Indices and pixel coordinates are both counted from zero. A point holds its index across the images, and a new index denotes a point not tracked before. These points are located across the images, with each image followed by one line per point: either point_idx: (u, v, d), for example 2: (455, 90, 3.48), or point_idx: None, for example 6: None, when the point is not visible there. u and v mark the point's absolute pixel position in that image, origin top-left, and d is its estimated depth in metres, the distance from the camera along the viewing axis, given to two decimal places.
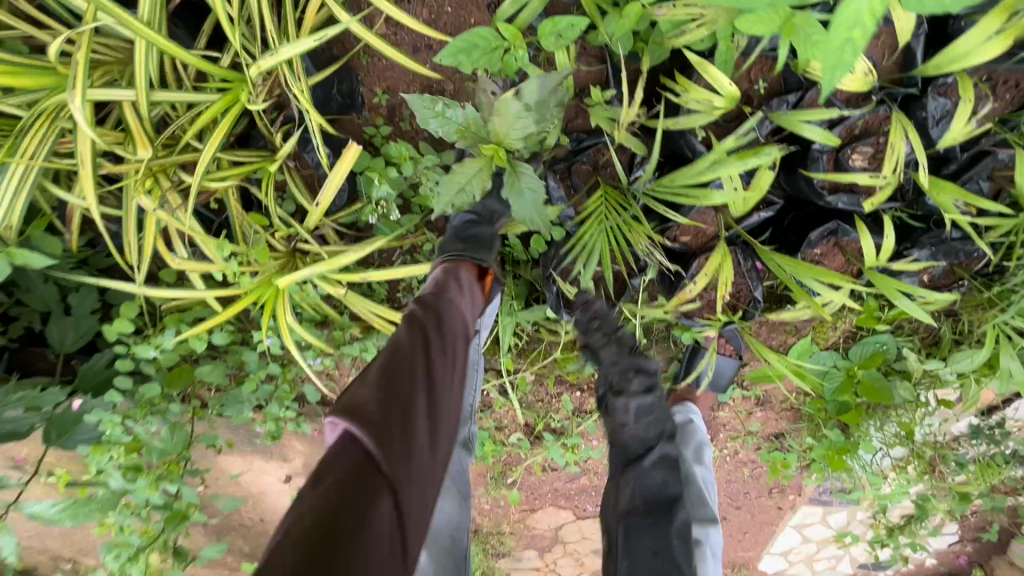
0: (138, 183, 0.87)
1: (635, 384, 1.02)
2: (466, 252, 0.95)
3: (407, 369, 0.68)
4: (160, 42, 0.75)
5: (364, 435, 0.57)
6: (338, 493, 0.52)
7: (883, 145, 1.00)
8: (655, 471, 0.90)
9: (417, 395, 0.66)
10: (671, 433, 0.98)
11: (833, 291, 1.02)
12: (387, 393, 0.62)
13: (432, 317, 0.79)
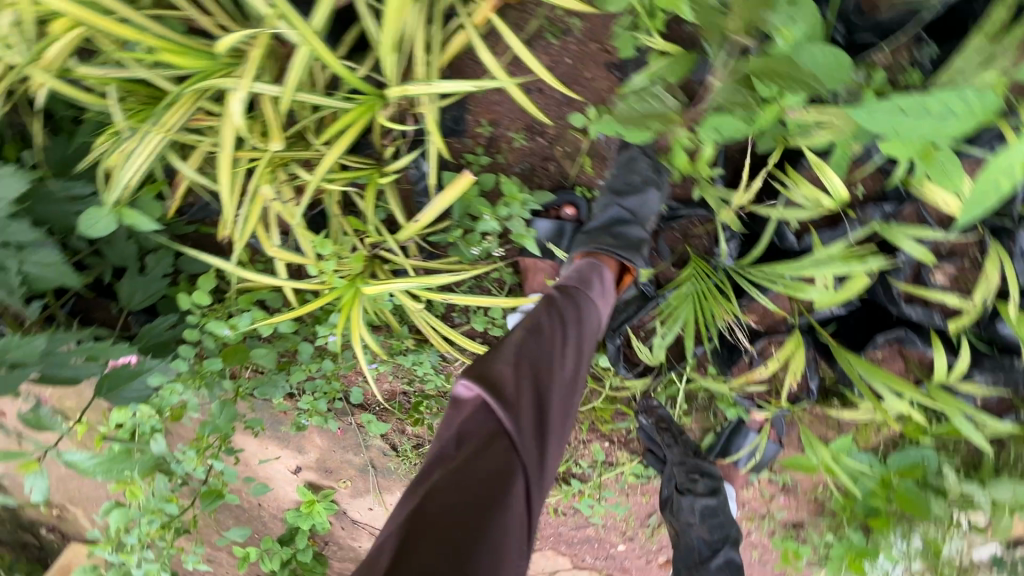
0: (264, 173, 0.92)
1: (701, 486, 1.17)
2: (613, 248, 0.96)
3: (544, 356, 0.77)
4: (326, 54, 0.80)
5: (503, 410, 0.68)
6: (482, 451, 0.66)
7: (968, 267, 1.02)
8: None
9: (550, 381, 0.76)
10: (736, 536, 1.17)
11: (900, 401, 1.02)
12: (523, 374, 0.73)
13: (568, 310, 0.84)
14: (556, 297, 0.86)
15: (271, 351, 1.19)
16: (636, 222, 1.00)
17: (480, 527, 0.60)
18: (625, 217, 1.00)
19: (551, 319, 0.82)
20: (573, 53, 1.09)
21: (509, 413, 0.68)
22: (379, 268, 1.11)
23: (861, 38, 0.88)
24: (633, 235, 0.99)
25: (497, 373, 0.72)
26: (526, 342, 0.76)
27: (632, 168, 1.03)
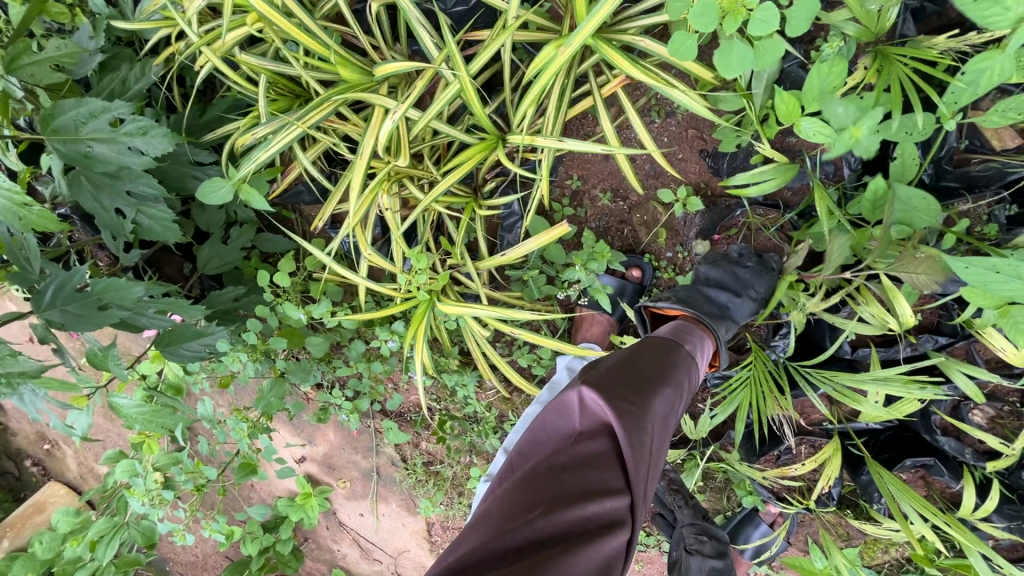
0: (383, 183, 1.00)
1: (708, 547, 1.03)
2: (707, 319, 0.96)
3: (669, 398, 0.77)
4: (475, 97, 0.89)
5: (633, 448, 0.67)
6: (603, 480, 0.66)
7: (1005, 412, 1.07)
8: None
9: (669, 425, 0.76)
10: None
11: (926, 527, 1.05)
12: (654, 413, 0.72)
13: (685, 365, 0.83)
14: (674, 349, 0.85)
15: (327, 341, 1.23)
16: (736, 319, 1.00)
17: (595, 563, 0.61)
18: (730, 310, 1.00)
19: (673, 367, 0.81)
20: (673, 134, 1.18)
21: (637, 451, 0.68)
22: (451, 287, 1.17)
23: (947, 184, 0.96)
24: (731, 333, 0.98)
25: (631, 405, 0.71)
26: (655, 388, 0.75)
27: (758, 277, 1.04)
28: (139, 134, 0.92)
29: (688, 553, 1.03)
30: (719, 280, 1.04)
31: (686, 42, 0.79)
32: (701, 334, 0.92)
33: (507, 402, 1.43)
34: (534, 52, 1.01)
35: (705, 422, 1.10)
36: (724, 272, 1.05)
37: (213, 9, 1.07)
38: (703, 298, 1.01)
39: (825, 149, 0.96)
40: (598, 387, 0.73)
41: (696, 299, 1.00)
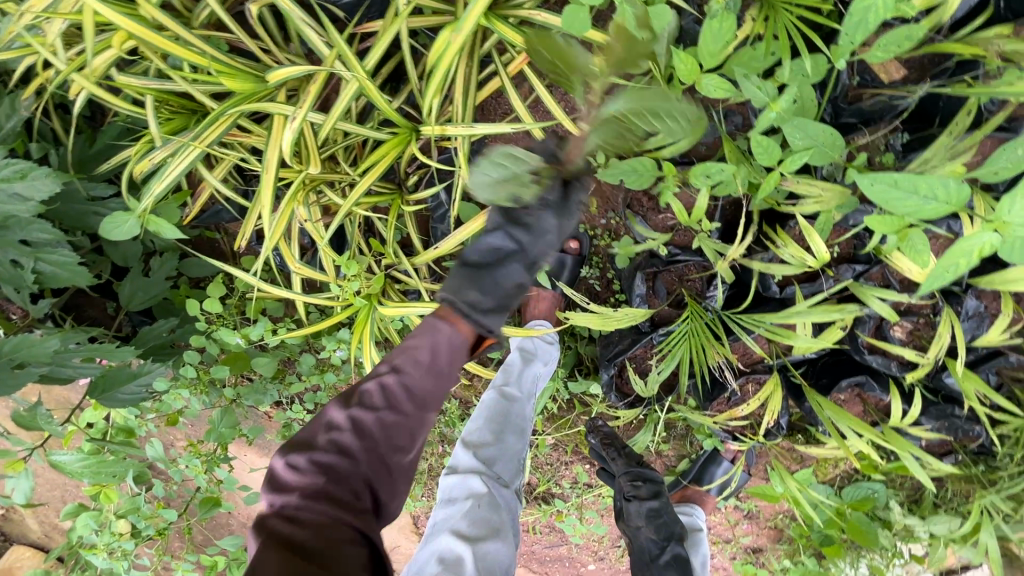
0: (298, 193, 0.96)
1: (644, 491, 1.18)
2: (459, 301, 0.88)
3: (357, 418, 0.77)
4: (378, 93, 0.86)
5: (309, 497, 0.70)
6: (299, 535, 0.66)
7: (922, 325, 1.16)
8: (671, 571, 1.08)
9: (368, 439, 0.76)
10: (682, 534, 1.14)
11: (861, 441, 1.15)
12: (335, 450, 0.74)
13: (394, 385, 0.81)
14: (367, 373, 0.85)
15: (271, 360, 1.20)
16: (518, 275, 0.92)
17: None
18: (512, 266, 0.91)
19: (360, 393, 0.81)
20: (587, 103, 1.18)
21: (321, 493, 0.70)
22: (389, 287, 1.15)
23: (846, 121, 1.01)
24: (512, 295, 0.91)
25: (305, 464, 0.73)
26: (336, 428, 0.77)
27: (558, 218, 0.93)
28: (18, 178, 0.87)
29: (627, 499, 1.19)
30: (507, 239, 0.92)
31: (575, 15, 0.79)
32: (433, 325, 0.87)
33: (469, 389, 1.44)
34: (435, 37, 0.99)
35: (655, 381, 1.17)
36: (511, 227, 0.93)
37: (80, 28, 0.98)
38: (485, 257, 0.92)
39: (730, 101, 0.98)
40: (298, 449, 0.76)
41: (477, 258, 0.92)
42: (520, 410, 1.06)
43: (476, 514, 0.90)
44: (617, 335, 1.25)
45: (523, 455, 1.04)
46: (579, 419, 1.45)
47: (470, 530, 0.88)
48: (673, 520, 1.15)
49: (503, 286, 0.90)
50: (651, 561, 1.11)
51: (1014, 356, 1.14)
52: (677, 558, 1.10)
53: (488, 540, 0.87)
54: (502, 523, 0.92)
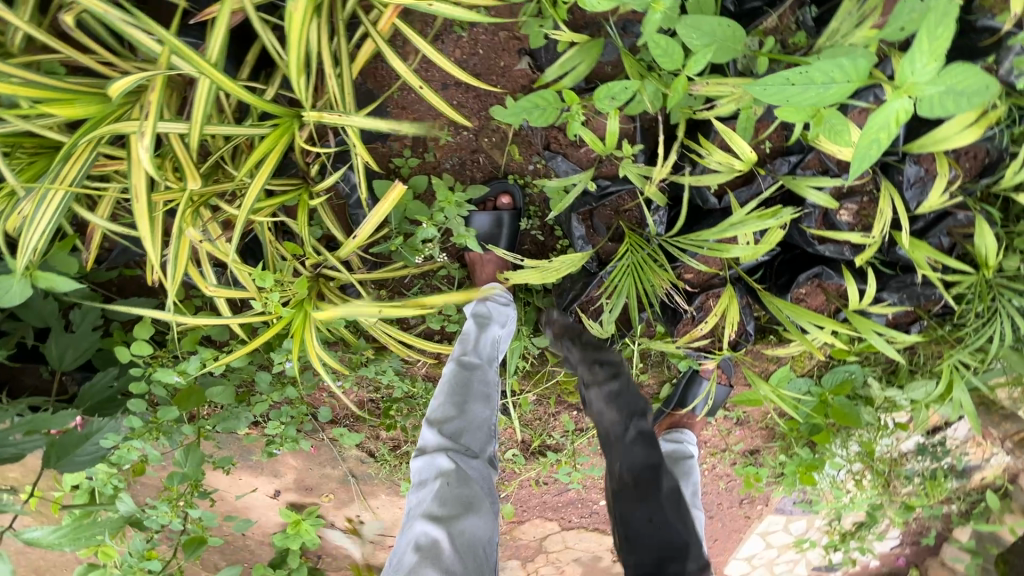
0: (185, 214, 0.88)
1: (600, 374, 1.04)
2: None
3: None
4: (228, 85, 0.76)
5: None
6: None
7: (867, 204, 1.14)
8: (638, 449, 0.94)
9: None
10: (645, 409, 1.00)
11: (823, 333, 1.15)
12: None
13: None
14: None
15: (227, 387, 1.17)
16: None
17: None
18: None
19: None
20: (484, 44, 1.13)
21: None
22: (324, 287, 1.11)
23: (750, 6, 0.94)
24: None
25: None
26: None
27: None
28: None
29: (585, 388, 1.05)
30: None
31: None
32: None
33: (439, 366, 1.42)
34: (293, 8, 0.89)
35: (609, 320, 1.15)
36: None
37: None
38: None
39: (622, 9, 0.91)
40: None
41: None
42: (481, 377, 1.03)
43: (447, 493, 0.88)
44: (569, 282, 1.23)
45: (492, 421, 1.01)
46: (556, 369, 1.45)
47: (443, 510, 0.87)
48: (631, 397, 1.02)
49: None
50: (615, 444, 0.97)
51: (962, 214, 1.12)
52: (643, 432, 0.96)
53: (463, 517, 0.86)
54: (475, 497, 0.90)
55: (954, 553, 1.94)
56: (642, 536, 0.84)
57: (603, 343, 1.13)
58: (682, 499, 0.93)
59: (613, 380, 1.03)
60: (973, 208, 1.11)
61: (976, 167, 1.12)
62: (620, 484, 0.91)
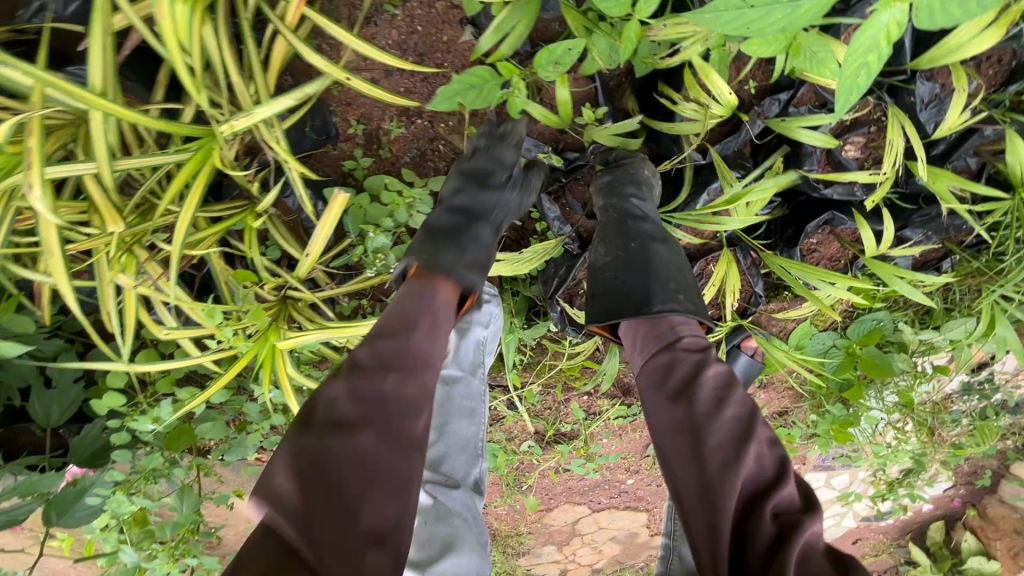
0: (114, 260, 0.82)
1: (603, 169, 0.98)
2: None
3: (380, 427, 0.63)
4: (119, 111, 0.69)
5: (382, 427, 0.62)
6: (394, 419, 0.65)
7: (876, 134, 1.00)
8: (612, 227, 0.92)
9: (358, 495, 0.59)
10: (643, 190, 0.93)
11: (840, 289, 1.03)
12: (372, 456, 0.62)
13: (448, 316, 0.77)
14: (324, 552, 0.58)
15: (218, 422, 1.13)
16: (493, 240, 0.89)
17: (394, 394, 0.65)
18: (482, 231, 0.88)
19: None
20: (421, 19, 1.02)
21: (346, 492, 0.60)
22: (293, 310, 1.04)
23: None
24: None
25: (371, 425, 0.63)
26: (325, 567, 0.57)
27: (524, 197, 0.95)
28: None
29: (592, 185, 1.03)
30: None
31: None
32: None
33: None
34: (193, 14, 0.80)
35: None
36: None
37: None
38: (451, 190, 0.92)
39: None
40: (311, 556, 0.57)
41: (454, 186, 0.90)
42: (462, 391, 0.99)
43: (424, 533, 0.78)
44: (553, 268, 1.15)
45: (475, 441, 0.96)
46: (557, 357, 1.36)
47: (421, 554, 0.76)
48: (624, 188, 0.94)
49: (479, 248, 0.86)
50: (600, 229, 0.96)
51: (989, 130, 0.97)
52: (626, 211, 0.93)
53: (443, 558, 0.75)
54: (455, 532, 0.79)
55: (1013, 489, 1.82)
56: (600, 295, 0.88)
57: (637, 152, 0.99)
58: (662, 260, 0.88)
59: (615, 174, 0.95)
60: (1002, 121, 0.95)
61: (1002, 73, 0.96)
62: (595, 254, 0.94)
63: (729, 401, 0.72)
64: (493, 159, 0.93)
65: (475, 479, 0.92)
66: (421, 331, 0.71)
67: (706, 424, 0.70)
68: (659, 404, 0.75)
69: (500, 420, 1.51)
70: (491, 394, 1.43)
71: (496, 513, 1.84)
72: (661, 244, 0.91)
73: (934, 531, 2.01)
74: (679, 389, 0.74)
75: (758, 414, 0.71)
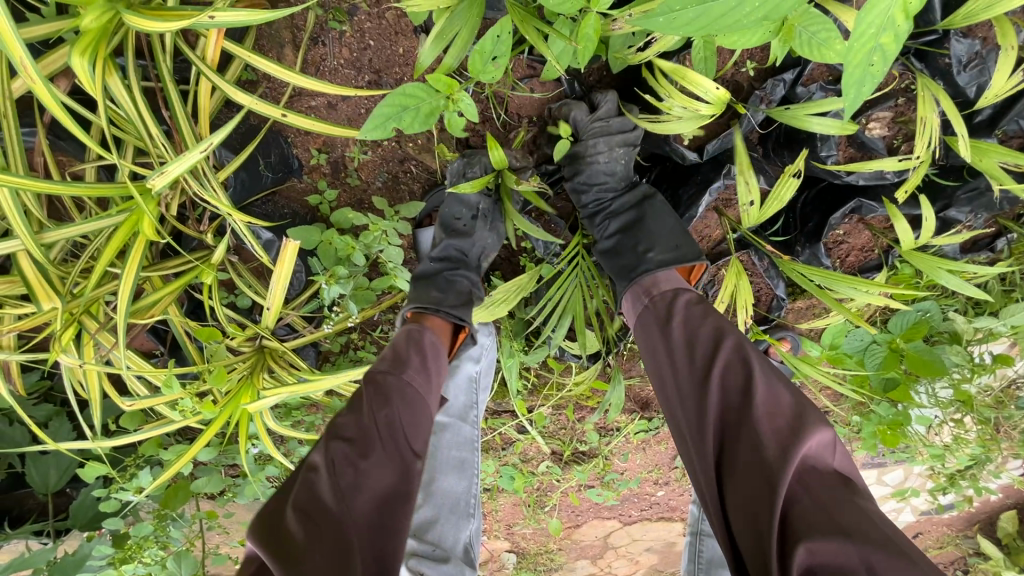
0: (59, 338, 0.76)
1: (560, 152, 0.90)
2: None
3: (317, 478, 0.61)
4: (23, 186, 0.62)
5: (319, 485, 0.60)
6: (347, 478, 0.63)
7: (903, 106, 0.86)
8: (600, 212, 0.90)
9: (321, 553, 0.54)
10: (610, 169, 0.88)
11: (872, 295, 0.89)
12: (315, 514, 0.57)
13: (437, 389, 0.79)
14: None
15: (212, 476, 1.09)
16: (475, 280, 0.94)
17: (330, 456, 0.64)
18: (462, 274, 0.92)
19: None
20: (372, 33, 0.92)
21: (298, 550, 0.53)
22: (272, 359, 0.98)
23: None
24: None
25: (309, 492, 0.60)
26: None
27: (495, 229, 0.96)
28: None
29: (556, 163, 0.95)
30: None
31: None
32: None
33: None
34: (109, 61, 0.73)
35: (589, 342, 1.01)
36: None
37: None
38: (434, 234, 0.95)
39: None
40: None
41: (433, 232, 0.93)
42: (451, 441, 0.94)
43: None
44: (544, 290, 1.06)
45: (468, 497, 0.90)
46: (564, 377, 1.26)
47: None
48: (585, 192, 0.90)
49: (458, 287, 0.90)
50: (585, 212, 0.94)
51: None
52: (600, 209, 0.90)
53: None
54: None
55: None
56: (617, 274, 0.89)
57: (586, 127, 0.85)
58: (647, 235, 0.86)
59: (572, 178, 0.90)
60: None
61: None
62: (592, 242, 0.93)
63: (696, 345, 0.67)
64: (465, 204, 0.94)
65: (466, 544, 0.87)
66: (407, 400, 0.72)
67: (684, 367, 0.67)
68: (651, 352, 0.74)
69: (513, 444, 1.42)
70: (499, 419, 1.34)
71: (522, 532, 1.76)
72: (641, 220, 0.87)
73: (1005, 522, 1.80)
74: (663, 333, 0.72)
75: (739, 345, 0.64)
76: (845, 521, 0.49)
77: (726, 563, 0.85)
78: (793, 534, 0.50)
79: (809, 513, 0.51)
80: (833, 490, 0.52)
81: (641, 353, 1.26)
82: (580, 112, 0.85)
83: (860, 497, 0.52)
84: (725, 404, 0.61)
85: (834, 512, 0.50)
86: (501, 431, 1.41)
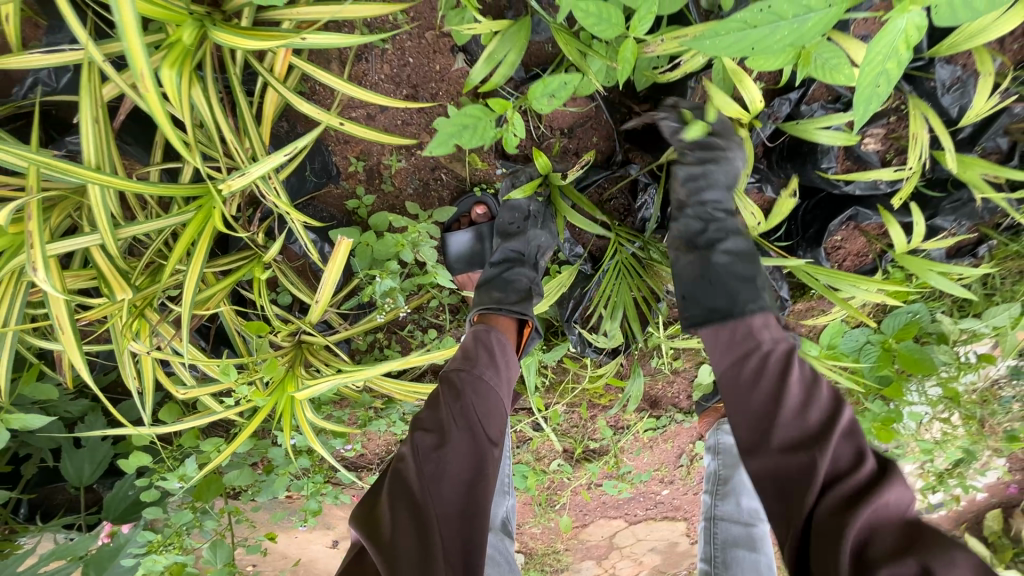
0: (126, 328, 0.82)
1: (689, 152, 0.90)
2: None
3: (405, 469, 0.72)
4: (116, 183, 0.68)
5: (407, 474, 0.71)
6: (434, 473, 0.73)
7: (895, 124, 0.96)
8: (708, 227, 0.89)
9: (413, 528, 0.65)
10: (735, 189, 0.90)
11: (870, 293, 0.98)
12: (405, 496, 0.69)
13: (508, 383, 0.86)
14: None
15: (245, 468, 1.13)
16: (534, 277, 1.00)
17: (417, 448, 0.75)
18: (520, 272, 0.99)
19: None
20: (412, 51, 0.99)
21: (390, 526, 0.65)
22: (310, 354, 1.04)
23: None
24: None
25: (400, 479, 0.71)
26: None
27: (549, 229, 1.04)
28: None
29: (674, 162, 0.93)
30: None
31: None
32: None
33: None
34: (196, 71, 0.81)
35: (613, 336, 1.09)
36: None
37: None
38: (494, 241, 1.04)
39: None
40: None
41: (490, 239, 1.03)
42: None
43: None
44: (568, 289, 1.15)
45: (501, 477, 0.96)
46: (579, 375, 1.33)
47: None
48: (704, 195, 0.89)
49: (517, 285, 0.97)
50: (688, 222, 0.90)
51: (1018, 108, 0.91)
52: (709, 215, 0.89)
53: None
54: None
55: None
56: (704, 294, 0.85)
57: (727, 135, 0.90)
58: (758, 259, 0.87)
59: (698, 177, 0.89)
60: None
61: None
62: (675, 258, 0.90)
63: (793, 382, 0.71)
64: (514, 208, 1.03)
65: (503, 519, 0.93)
66: (478, 391, 0.80)
67: (782, 412, 0.70)
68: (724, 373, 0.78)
69: (527, 442, 1.47)
70: (515, 417, 1.40)
71: (530, 531, 1.80)
72: (751, 242, 0.89)
73: (990, 520, 1.89)
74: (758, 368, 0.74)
75: (849, 411, 0.68)
76: (931, 560, 0.54)
77: (738, 543, 0.92)
78: (873, 568, 0.56)
79: (887, 552, 0.57)
80: (907, 534, 0.58)
81: (652, 352, 1.33)
82: (724, 117, 0.90)
83: (931, 533, 0.57)
84: (831, 466, 0.64)
85: (930, 565, 0.54)
86: (516, 430, 1.46)
